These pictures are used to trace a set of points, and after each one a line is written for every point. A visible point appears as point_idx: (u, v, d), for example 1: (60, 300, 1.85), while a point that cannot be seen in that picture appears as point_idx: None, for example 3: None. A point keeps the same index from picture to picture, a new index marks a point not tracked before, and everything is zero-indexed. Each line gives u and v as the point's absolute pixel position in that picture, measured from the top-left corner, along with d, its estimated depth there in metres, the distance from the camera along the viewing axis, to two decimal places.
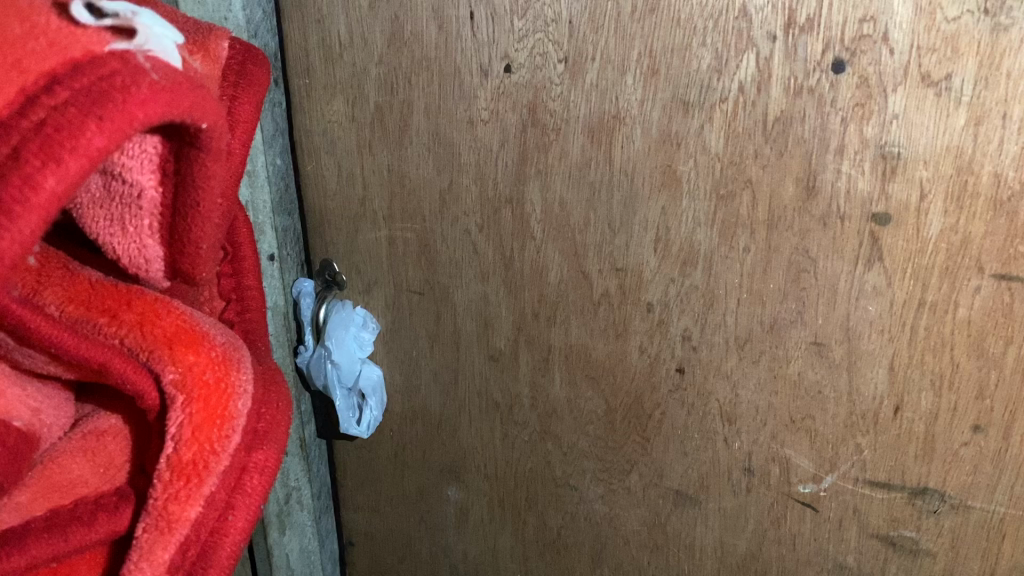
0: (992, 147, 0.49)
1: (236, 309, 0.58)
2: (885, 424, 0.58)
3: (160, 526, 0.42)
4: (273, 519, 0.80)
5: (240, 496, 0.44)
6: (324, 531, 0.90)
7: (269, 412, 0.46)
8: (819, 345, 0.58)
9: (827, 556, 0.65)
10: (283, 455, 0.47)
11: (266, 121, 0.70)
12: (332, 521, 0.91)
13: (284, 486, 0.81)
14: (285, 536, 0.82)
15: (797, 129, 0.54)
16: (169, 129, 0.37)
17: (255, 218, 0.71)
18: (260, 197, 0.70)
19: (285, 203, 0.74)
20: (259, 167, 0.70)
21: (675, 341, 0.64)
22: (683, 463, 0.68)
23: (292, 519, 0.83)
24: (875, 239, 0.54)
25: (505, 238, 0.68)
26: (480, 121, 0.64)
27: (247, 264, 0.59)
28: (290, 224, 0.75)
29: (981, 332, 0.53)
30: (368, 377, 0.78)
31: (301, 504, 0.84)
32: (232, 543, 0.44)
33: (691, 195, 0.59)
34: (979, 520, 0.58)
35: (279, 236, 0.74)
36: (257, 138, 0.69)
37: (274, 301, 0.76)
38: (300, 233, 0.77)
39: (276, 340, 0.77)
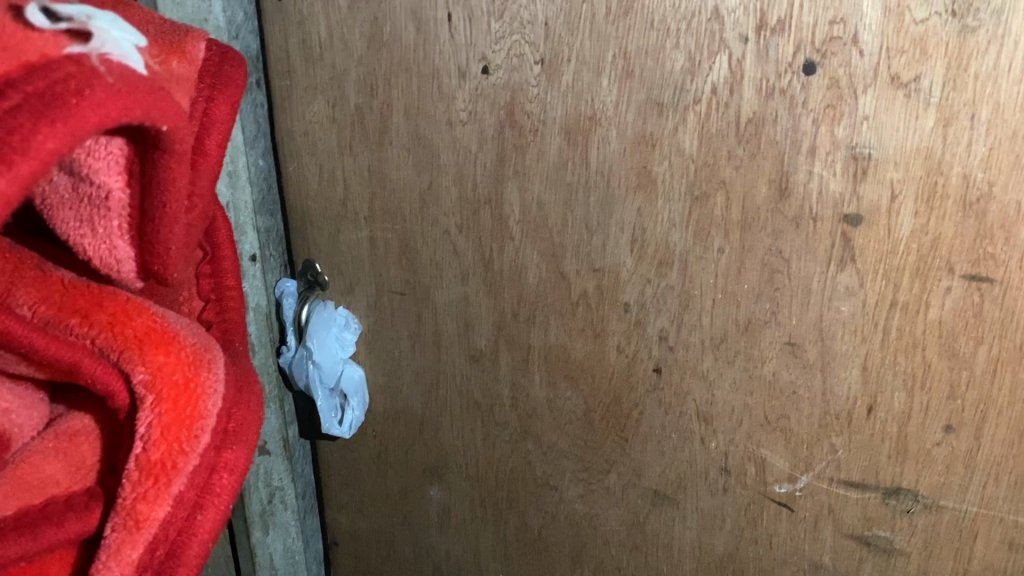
0: (962, 148, 0.49)
1: (215, 310, 0.56)
2: (859, 424, 0.59)
3: (128, 526, 0.42)
4: (256, 519, 0.81)
5: (209, 496, 0.45)
6: (309, 531, 0.90)
7: (239, 412, 0.47)
8: (792, 345, 0.59)
9: (803, 556, 0.65)
10: (251, 456, 0.47)
11: (248, 121, 0.70)
12: (317, 521, 0.92)
13: (267, 486, 0.81)
14: (269, 535, 0.83)
15: (769, 131, 0.54)
16: (133, 131, 0.38)
17: (236, 218, 0.71)
18: (241, 197, 0.71)
19: (267, 203, 0.74)
20: (240, 168, 0.70)
21: (652, 341, 0.64)
22: (661, 463, 0.68)
23: (275, 519, 0.83)
24: (846, 240, 0.54)
25: (484, 239, 0.68)
26: (458, 122, 0.65)
27: (227, 266, 0.58)
28: (273, 224, 0.76)
29: (952, 332, 0.54)
30: (349, 377, 0.78)
31: (285, 504, 0.84)
32: (200, 543, 0.45)
33: (667, 196, 0.59)
34: (952, 520, 0.58)
35: (261, 236, 0.74)
36: (238, 138, 0.69)
37: (256, 301, 0.76)
38: (283, 234, 0.77)
39: (258, 341, 0.77)
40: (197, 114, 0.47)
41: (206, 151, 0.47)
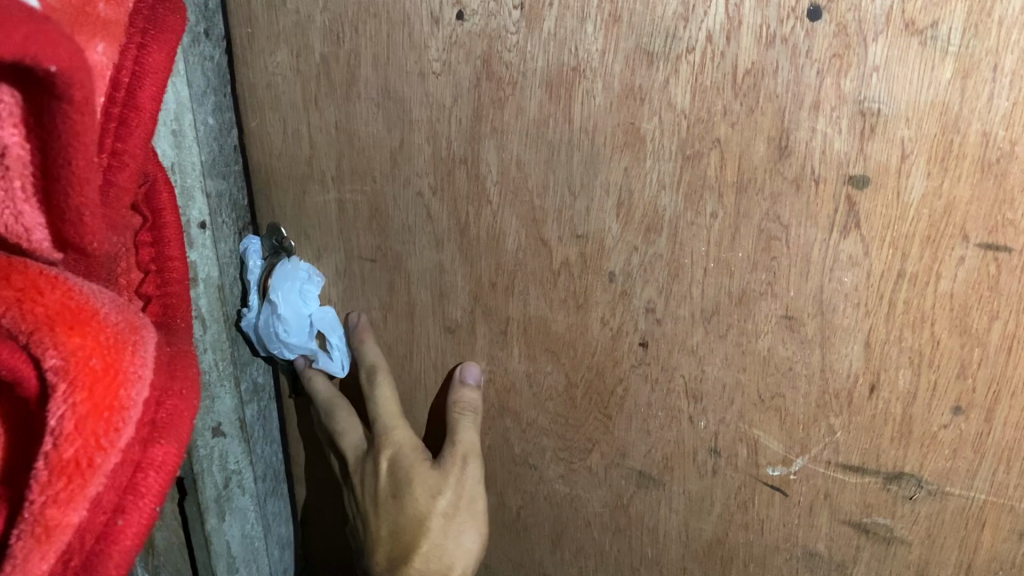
0: (982, 103, 0.45)
1: (157, 282, 0.51)
2: (861, 405, 0.54)
3: (36, 534, 0.38)
4: (211, 505, 0.76)
5: (132, 498, 0.42)
6: (270, 515, 0.85)
7: (172, 403, 0.44)
8: (789, 319, 0.54)
9: (796, 542, 0.60)
10: (183, 451, 0.44)
11: (195, 75, 0.64)
12: (279, 504, 0.87)
13: (222, 469, 0.76)
14: (225, 522, 0.78)
15: (769, 84, 0.49)
16: (21, 78, 0.33)
17: (182, 180, 0.65)
18: (187, 158, 0.64)
19: (217, 165, 0.68)
20: (185, 126, 0.63)
21: (639, 313, 0.60)
22: (647, 443, 0.63)
23: (233, 504, 0.78)
24: (851, 204, 0.50)
25: (460, 201, 0.64)
26: (431, 74, 0.60)
27: (172, 232, 0.52)
28: (224, 188, 0.70)
29: (965, 306, 0.49)
30: (325, 314, 0.72)
31: (242, 488, 0.79)
32: (121, 551, 0.42)
33: (656, 155, 0.55)
34: (956, 508, 0.53)
35: (213, 201, 0.68)
36: (181, 93, 0.62)
37: (208, 273, 0.69)
38: (235, 199, 0.72)
39: (210, 315, 0.70)
40: (127, 63, 0.41)
41: (138, 104, 0.42)
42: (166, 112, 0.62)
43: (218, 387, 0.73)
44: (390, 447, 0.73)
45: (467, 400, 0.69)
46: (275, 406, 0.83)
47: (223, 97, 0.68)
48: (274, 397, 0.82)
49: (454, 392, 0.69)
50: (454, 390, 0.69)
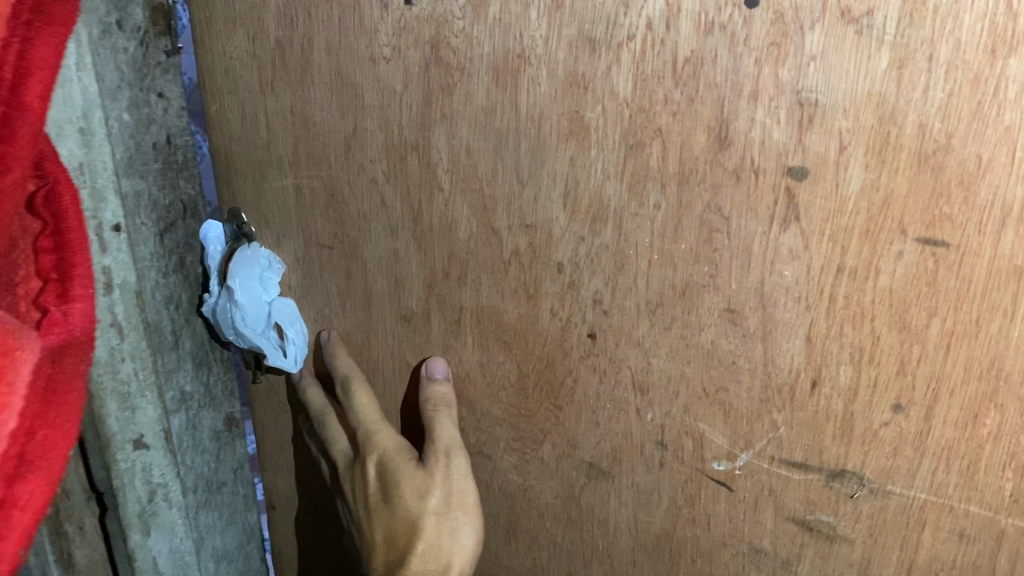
0: (917, 94, 0.43)
1: (56, 290, 0.50)
2: (803, 400, 0.53)
3: None
4: (135, 520, 0.71)
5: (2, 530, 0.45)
6: (205, 527, 0.80)
7: (38, 432, 0.46)
8: (731, 312, 0.53)
9: (741, 538, 0.59)
10: (53, 483, 0.47)
11: (107, 68, 0.60)
12: (213, 516, 0.82)
13: (146, 483, 0.71)
14: (150, 537, 0.73)
15: (708, 72, 0.49)
16: None
17: (93, 182, 0.60)
18: (98, 158, 0.60)
19: (136, 164, 0.64)
20: (96, 124, 0.60)
21: (587, 304, 0.59)
22: (596, 435, 0.62)
23: (159, 518, 0.73)
24: (790, 196, 0.49)
25: (412, 189, 0.63)
26: (381, 59, 0.59)
27: (75, 238, 0.50)
28: (143, 187, 0.65)
29: (903, 302, 0.48)
30: (285, 305, 0.72)
31: (169, 502, 0.74)
32: None
33: (600, 144, 0.54)
34: (897, 506, 0.52)
35: (129, 201, 0.64)
36: (91, 90, 0.58)
37: (125, 277, 0.65)
38: (156, 199, 0.67)
39: (127, 321, 0.65)
40: (11, 60, 0.42)
41: (24, 105, 0.43)
42: (74, 110, 0.58)
43: (138, 396, 0.68)
44: (375, 449, 0.72)
45: (438, 396, 0.67)
46: (208, 417, 0.78)
47: (143, 93, 0.64)
48: (205, 407, 0.77)
49: (423, 391, 0.68)
50: (423, 388, 0.68)
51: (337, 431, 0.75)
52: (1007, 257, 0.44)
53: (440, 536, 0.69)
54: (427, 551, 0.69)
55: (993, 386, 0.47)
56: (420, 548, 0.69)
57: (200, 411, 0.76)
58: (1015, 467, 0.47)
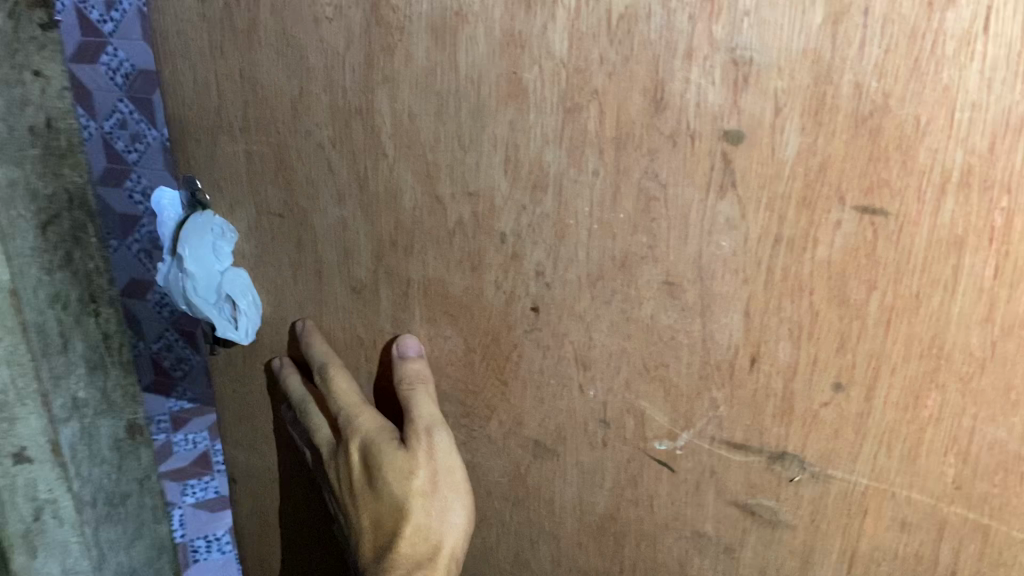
0: (853, 51, 0.41)
1: None
2: (742, 378, 0.50)
3: None
4: (17, 540, 0.78)
5: None
6: (96, 542, 0.87)
7: None
8: (670, 284, 0.51)
9: (684, 521, 0.57)
10: None
11: None
12: (106, 530, 0.89)
13: (31, 500, 0.78)
14: (37, 557, 0.81)
15: (642, 30, 0.46)
16: None
17: None
18: None
19: (11, 151, 0.66)
20: None
21: (530, 276, 0.57)
22: (541, 413, 0.60)
23: (45, 536, 0.80)
24: (727, 162, 0.46)
25: (357, 155, 0.61)
26: (324, 19, 0.57)
27: None
28: (21, 176, 0.67)
29: (843, 275, 0.45)
30: (238, 275, 0.70)
31: (59, 518, 0.81)
32: None
33: (539, 107, 0.52)
34: (839, 492, 0.49)
35: (2, 192, 0.66)
36: None
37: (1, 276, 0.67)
38: (36, 190, 0.69)
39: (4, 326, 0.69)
40: None
41: None
42: None
43: (19, 407, 0.73)
44: (358, 432, 0.68)
45: (411, 374, 0.64)
46: (105, 424, 0.85)
47: (14, 71, 0.64)
48: (102, 415, 0.84)
49: (397, 371, 0.64)
50: (396, 368, 0.64)
51: (318, 418, 0.72)
52: (947, 226, 0.41)
53: (429, 516, 0.65)
54: (415, 535, 0.65)
55: (934, 365, 0.44)
56: (407, 531, 0.65)
57: (91, 420, 0.82)
58: (957, 452, 0.45)
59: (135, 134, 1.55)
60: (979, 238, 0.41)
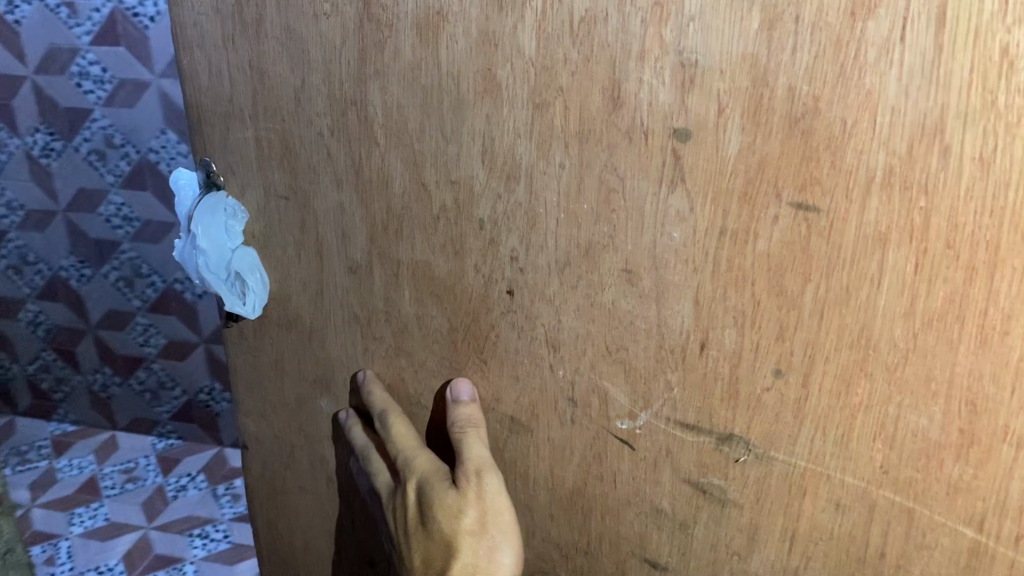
0: (786, 56, 0.43)
1: None
2: (693, 362, 0.53)
3: None
4: None
5: None
6: None
7: None
8: (629, 272, 0.54)
9: (644, 497, 0.61)
10: None
11: None
12: None
13: None
14: None
15: (600, 32, 0.49)
16: None
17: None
18: None
19: None
20: None
21: (505, 261, 0.60)
22: (517, 389, 0.64)
23: None
24: (676, 158, 0.49)
25: (353, 143, 0.64)
26: (322, 15, 0.59)
27: None
28: None
29: (780, 267, 0.48)
30: (246, 253, 0.74)
31: None
32: None
33: (511, 102, 0.54)
34: (781, 473, 0.53)
35: None
36: None
37: None
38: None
39: None
40: None
41: None
42: None
43: None
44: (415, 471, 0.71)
45: (464, 418, 0.67)
46: None
47: None
48: None
49: (450, 413, 0.67)
50: (451, 411, 0.67)
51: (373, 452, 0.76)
52: (872, 224, 0.44)
53: (477, 555, 0.68)
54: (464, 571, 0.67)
55: (863, 355, 0.47)
56: (454, 567, 0.68)
57: None
58: (884, 438, 0.48)
59: (2, 142, 1.74)
60: (901, 234, 0.43)
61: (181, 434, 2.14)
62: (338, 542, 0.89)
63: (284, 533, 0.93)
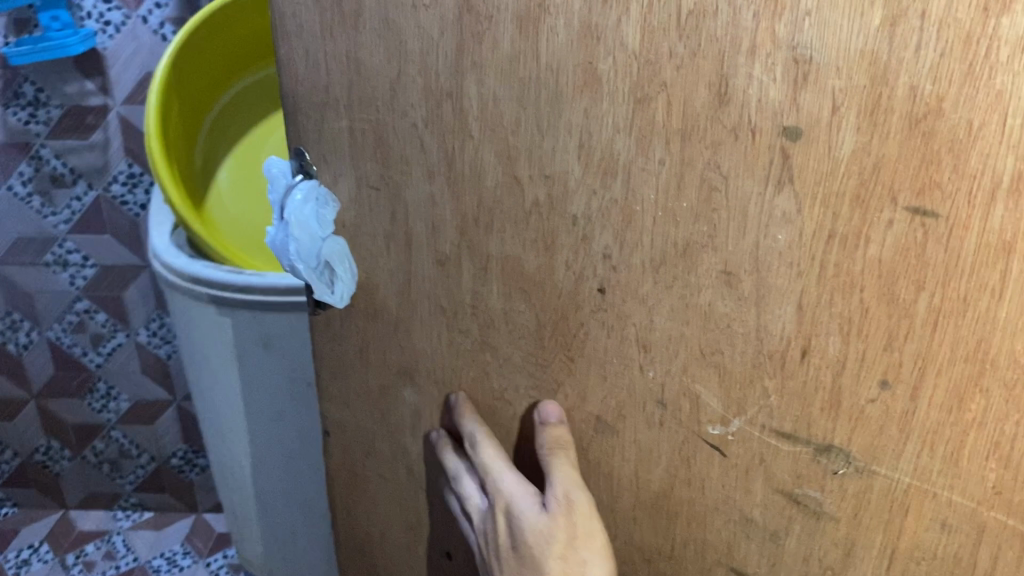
0: (909, 53, 0.41)
1: None
2: (792, 369, 0.52)
3: None
4: None
5: None
6: None
7: None
8: (728, 274, 0.52)
9: (733, 505, 0.59)
10: None
11: None
12: None
13: None
14: None
15: (708, 26, 0.47)
16: None
17: None
18: None
19: None
20: None
21: (598, 259, 0.59)
22: (604, 389, 0.63)
23: None
24: (785, 157, 0.47)
25: (447, 135, 0.63)
26: (422, 7, 0.59)
27: None
28: None
29: (892, 274, 0.46)
30: (336, 241, 0.73)
31: None
32: None
33: (611, 97, 0.53)
34: (883, 488, 0.51)
35: None
36: None
37: None
38: None
39: None
40: None
41: None
42: None
43: None
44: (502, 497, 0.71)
45: (552, 439, 0.67)
46: None
47: None
48: None
49: (538, 438, 0.68)
50: (538, 434, 0.67)
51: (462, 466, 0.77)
52: (995, 231, 0.42)
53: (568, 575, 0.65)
54: None
55: (979, 369, 0.45)
56: None
57: None
58: (999, 456, 0.46)
59: None
60: None
61: (15, 501, 1.79)
62: (425, 532, 0.89)
63: (363, 520, 0.94)
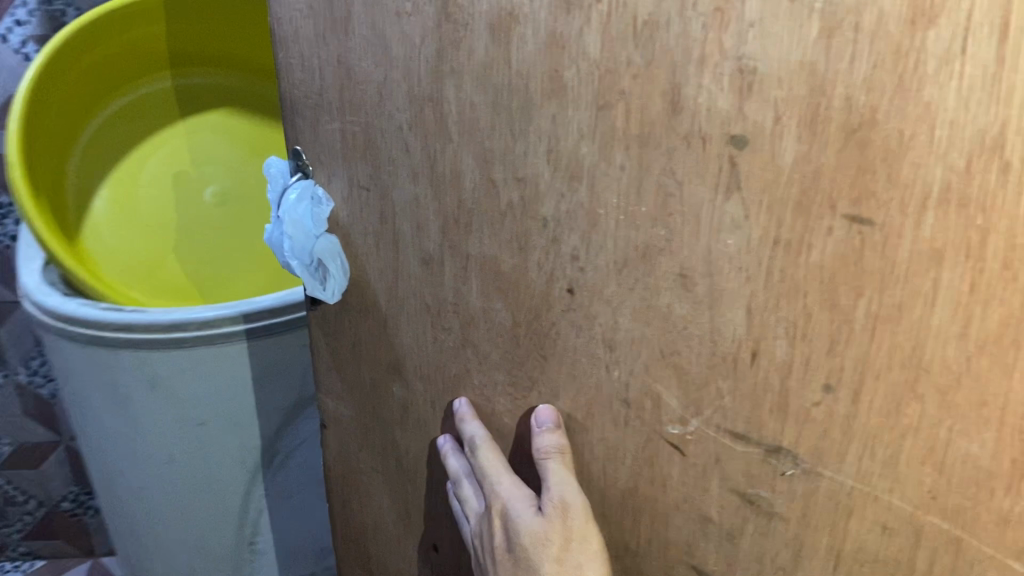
0: (844, 65, 0.42)
1: None
2: (744, 371, 0.53)
3: None
4: None
5: None
6: None
7: None
8: (683, 277, 0.54)
9: (693, 504, 0.61)
10: None
11: None
12: None
13: None
14: None
15: (662, 36, 0.48)
16: None
17: None
18: None
19: None
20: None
21: (566, 260, 0.61)
22: (574, 387, 0.65)
23: None
24: (733, 164, 0.48)
25: (429, 138, 0.65)
26: (404, 14, 0.61)
27: None
28: None
29: (833, 279, 0.47)
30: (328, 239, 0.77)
31: None
32: None
33: (575, 104, 0.55)
34: (828, 490, 0.52)
35: None
36: None
37: None
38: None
39: None
40: None
41: None
42: None
43: None
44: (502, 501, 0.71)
45: (549, 445, 0.67)
46: None
47: None
48: None
49: (534, 443, 0.67)
50: (535, 439, 0.67)
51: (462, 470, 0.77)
52: (927, 240, 0.43)
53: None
54: None
55: (914, 374, 0.46)
56: None
57: None
58: (932, 462, 0.47)
59: None
60: (957, 253, 0.42)
61: None
62: (413, 527, 0.91)
63: (357, 511, 0.97)
